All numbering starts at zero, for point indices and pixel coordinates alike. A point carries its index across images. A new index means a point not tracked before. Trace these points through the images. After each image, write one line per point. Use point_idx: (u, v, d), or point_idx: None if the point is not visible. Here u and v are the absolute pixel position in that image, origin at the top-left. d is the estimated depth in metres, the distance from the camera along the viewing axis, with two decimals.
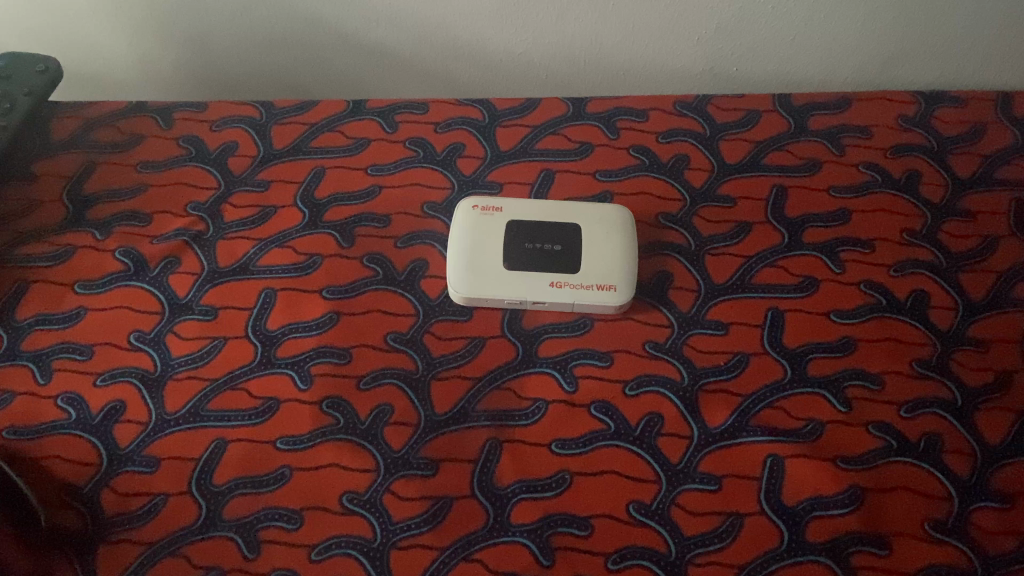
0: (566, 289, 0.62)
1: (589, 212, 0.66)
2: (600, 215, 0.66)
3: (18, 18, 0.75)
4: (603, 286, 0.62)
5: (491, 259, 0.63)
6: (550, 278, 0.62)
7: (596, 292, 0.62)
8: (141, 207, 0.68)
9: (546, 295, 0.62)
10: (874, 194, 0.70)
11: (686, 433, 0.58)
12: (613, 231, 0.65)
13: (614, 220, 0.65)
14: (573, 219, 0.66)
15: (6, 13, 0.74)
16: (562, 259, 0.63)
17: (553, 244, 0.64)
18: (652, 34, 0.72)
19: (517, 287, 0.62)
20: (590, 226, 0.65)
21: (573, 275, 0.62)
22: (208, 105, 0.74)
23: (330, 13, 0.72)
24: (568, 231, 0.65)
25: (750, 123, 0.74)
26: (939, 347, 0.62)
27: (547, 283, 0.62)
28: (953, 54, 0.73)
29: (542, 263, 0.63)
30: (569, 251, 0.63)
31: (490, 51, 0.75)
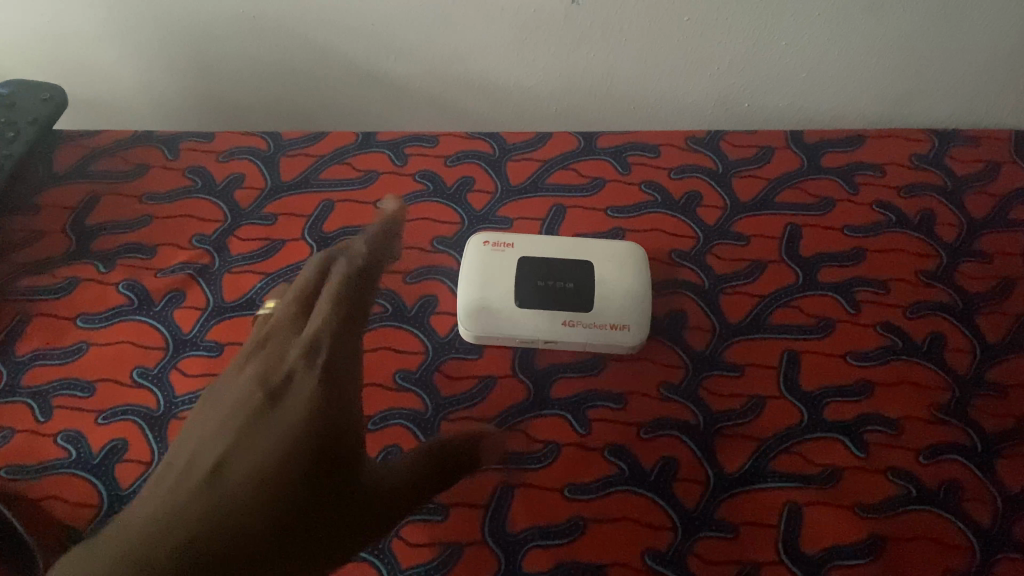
0: (579, 329, 0.61)
1: (602, 248, 0.65)
2: (613, 252, 0.65)
3: (24, 46, 0.74)
4: (617, 326, 0.61)
5: (503, 296, 0.62)
6: (563, 316, 0.61)
7: (609, 332, 0.61)
8: (147, 239, 0.67)
9: (559, 333, 0.61)
10: (889, 233, 0.69)
11: (702, 478, 0.57)
12: (627, 268, 0.63)
13: (627, 257, 0.64)
14: (587, 255, 0.64)
15: (12, 40, 0.73)
16: (575, 298, 0.62)
17: (566, 282, 0.63)
18: (665, 66, 0.71)
19: (529, 325, 0.61)
20: (603, 262, 0.64)
21: (587, 312, 0.61)
22: (215, 135, 0.72)
23: (340, 44, 0.71)
24: (580, 268, 0.64)
25: (764, 159, 0.73)
26: (957, 392, 0.61)
27: (560, 321, 0.61)
28: (968, 93, 0.73)
29: (555, 300, 0.62)
30: (583, 288, 0.62)
31: (501, 83, 0.74)
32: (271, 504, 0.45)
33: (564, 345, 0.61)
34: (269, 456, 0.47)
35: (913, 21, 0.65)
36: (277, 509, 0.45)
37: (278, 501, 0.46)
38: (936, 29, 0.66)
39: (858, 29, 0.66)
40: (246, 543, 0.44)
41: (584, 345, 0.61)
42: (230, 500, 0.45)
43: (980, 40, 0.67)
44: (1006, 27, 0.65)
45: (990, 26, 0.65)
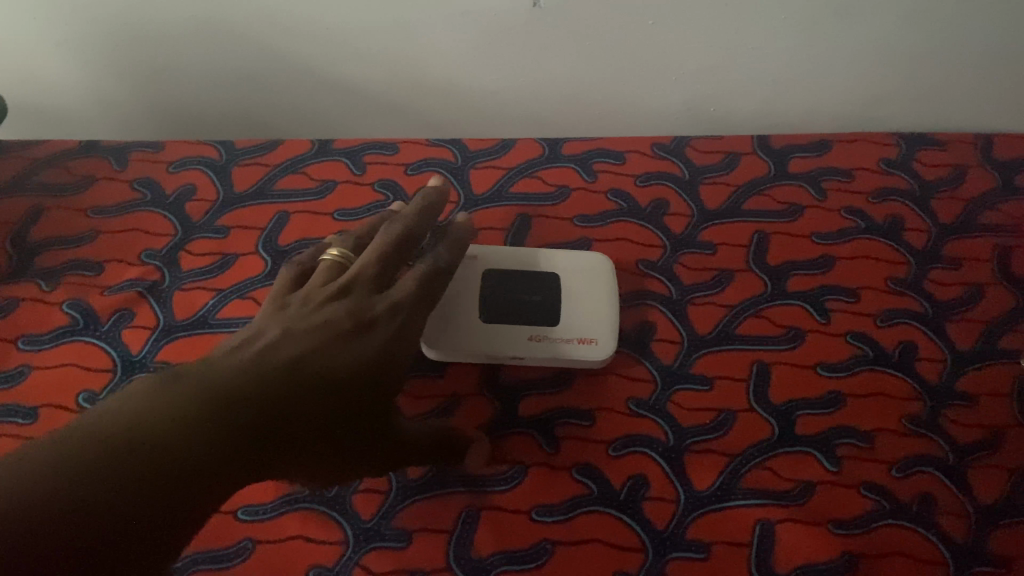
0: (545, 343, 0.59)
1: (567, 262, 0.63)
2: (579, 265, 0.63)
3: None
4: (584, 340, 0.59)
5: (466, 313, 0.60)
6: (528, 331, 0.59)
7: (576, 346, 0.59)
8: (92, 255, 0.64)
9: (525, 348, 0.59)
10: (858, 240, 0.68)
11: (673, 497, 0.56)
12: (594, 282, 0.62)
13: (594, 271, 0.63)
14: (551, 270, 0.63)
15: None
16: (541, 312, 0.60)
17: (531, 296, 0.61)
18: (631, 71, 0.70)
19: (494, 341, 0.59)
20: (569, 276, 0.62)
21: (553, 328, 0.59)
22: (166, 144, 0.69)
23: (295, 49, 0.69)
24: (545, 282, 0.62)
25: (730, 166, 0.72)
26: (929, 402, 0.60)
27: (526, 337, 0.59)
28: (935, 97, 0.72)
29: (520, 316, 0.60)
30: (548, 303, 0.61)
31: (463, 89, 0.72)
32: (339, 403, 0.45)
33: (529, 361, 0.59)
34: (356, 360, 0.46)
35: (880, 25, 0.64)
36: (340, 414, 0.45)
37: (346, 404, 0.45)
38: (903, 33, 0.65)
39: (825, 33, 0.65)
40: (305, 431, 0.43)
41: (550, 362, 0.59)
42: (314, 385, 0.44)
43: (947, 44, 0.66)
44: (972, 30, 0.65)
45: (957, 29, 0.64)
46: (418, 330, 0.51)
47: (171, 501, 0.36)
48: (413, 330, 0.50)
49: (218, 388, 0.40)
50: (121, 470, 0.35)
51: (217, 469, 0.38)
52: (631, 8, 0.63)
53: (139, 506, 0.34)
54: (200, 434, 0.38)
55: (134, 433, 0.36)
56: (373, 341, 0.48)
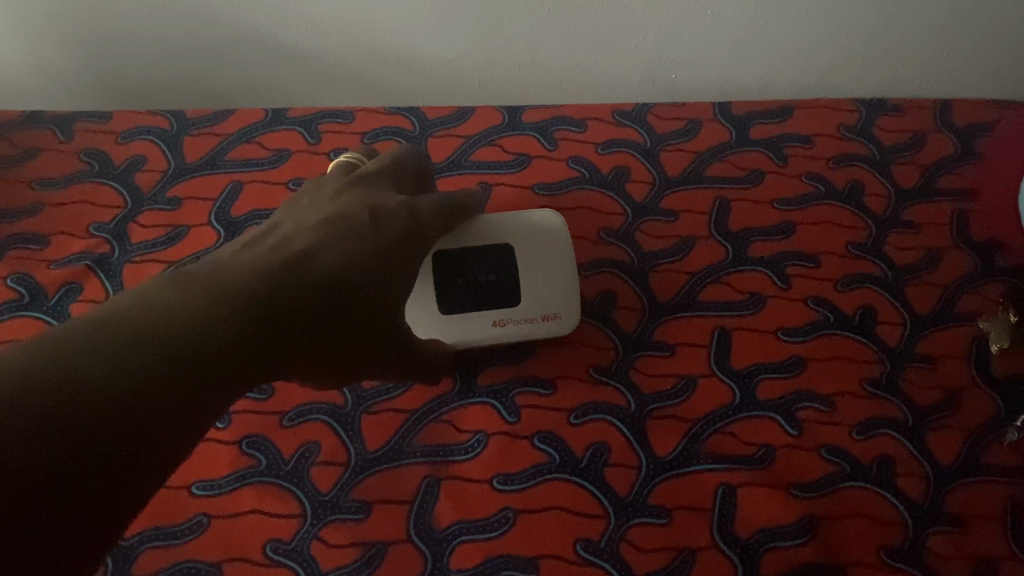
0: (511, 328, 0.57)
1: (515, 226, 0.59)
2: (529, 227, 0.59)
3: None
4: (548, 316, 0.57)
5: (427, 298, 0.56)
6: (492, 318, 0.57)
7: (541, 324, 0.57)
8: (37, 229, 0.62)
9: (491, 333, 0.57)
10: (819, 206, 0.68)
11: (635, 463, 0.55)
12: (551, 245, 0.59)
13: (545, 233, 0.59)
14: (502, 234, 0.58)
15: None
16: (500, 292, 0.57)
17: (487, 274, 0.57)
18: (591, 37, 0.69)
19: (463, 329, 0.57)
20: (524, 241, 0.58)
21: (517, 308, 0.57)
22: (114, 114, 0.67)
23: (244, 16, 0.67)
24: (498, 254, 0.58)
25: (692, 132, 0.71)
26: (888, 365, 0.60)
27: (491, 322, 0.57)
28: (894, 63, 0.72)
29: (483, 297, 0.57)
30: (508, 278, 0.57)
31: (419, 57, 0.71)
32: (343, 304, 0.43)
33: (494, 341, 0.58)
34: (353, 264, 0.45)
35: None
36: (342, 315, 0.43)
37: (348, 304, 0.44)
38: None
39: None
40: (324, 321, 0.42)
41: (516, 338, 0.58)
42: (311, 285, 0.42)
43: (905, 9, 0.66)
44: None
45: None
46: (427, 240, 0.52)
47: (194, 389, 0.33)
48: (420, 238, 0.51)
49: (225, 284, 0.38)
50: (159, 346, 0.33)
51: (232, 358, 0.35)
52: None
53: (157, 388, 0.31)
54: (216, 325, 0.35)
55: (151, 323, 0.33)
56: (372, 247, 0.47)
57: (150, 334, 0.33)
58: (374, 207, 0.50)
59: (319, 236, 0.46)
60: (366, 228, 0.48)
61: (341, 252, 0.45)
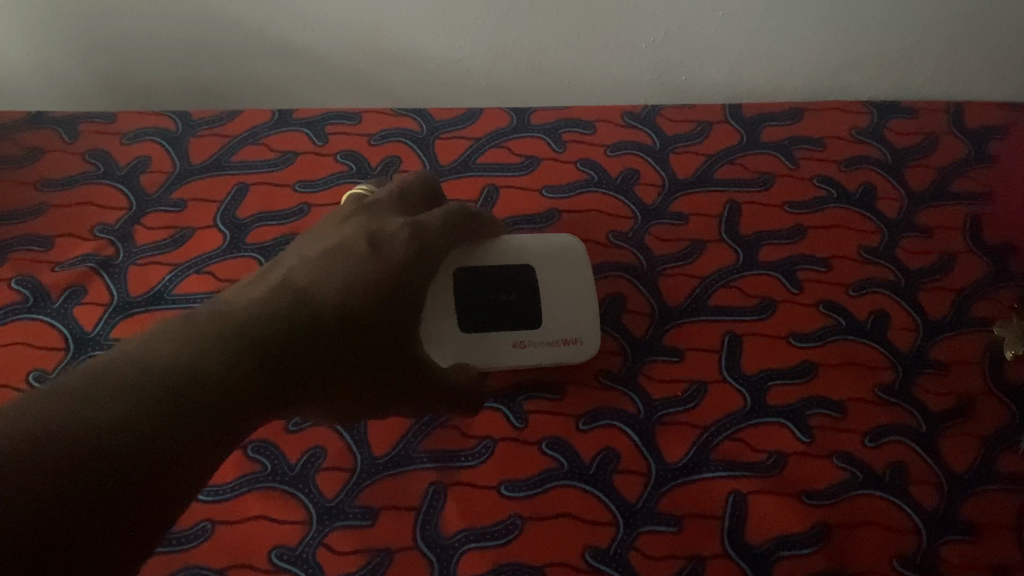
0: (531, 349, 0.55)
1: (536, 247, 0.58)
2: (550, 249, 0.58)
3: None
4: (568, 340, 0.56)
5: (446, 319, 0.54)
6: (513, 339, 0.55)
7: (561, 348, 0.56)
8: (42, 230, 0.61)
9: (511, 358, 0.55)
10: (830, 209, 0.67)
11: (643, 469, 0.55)
12: (571, 267, 0.58)
13: (566, 256, 0.58)
14: (524, 256, 0.58)
15: None
16: (520, 313, 0.56)
17: (508, 295, 0.56)
18: (599, 37, 0.68)
19: (482, 352, 0.54)
20: (544, 262, 0.58)
21: (536, 329, 0.56)
22: (118, 115, 0.66)
23: (249, 15, 0.66)
24: (519, 275, 0.57)
25: (702, 134, 0.70)
26: (900, 370, 0.59)
27: (511, 343, 0.55)
28: (906, 65, 0.71)
29: (502, 317, 0.55)
30: (527, 300, 0.56)
31: (426, 57, 0.70)
32: (346, 338, 0.44)
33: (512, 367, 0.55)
34: (354, 291, 0.45)
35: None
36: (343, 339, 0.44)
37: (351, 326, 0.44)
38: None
39: None
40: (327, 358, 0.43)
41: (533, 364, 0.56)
42: (307, 309, 0.42)
43: (917, 9, 0.65)
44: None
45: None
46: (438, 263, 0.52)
47: (197, 434, 0.34)
48: (430, 262, 0.51)
49: (232, 323, 0.39)
50: (165, 390, 0.33)
51: (235, 400, 0.36)
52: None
53: (156, 431, 0.32)
54: (220, 369, 0.36)
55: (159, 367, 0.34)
56: (376, 273, 0.47)
57: (158, 378, 0.34)
58: (383, 233, 0.50)
59: (325, 267, 0.46)
60: (372, 257, 0.48)
61: (343, 275, 0.45)
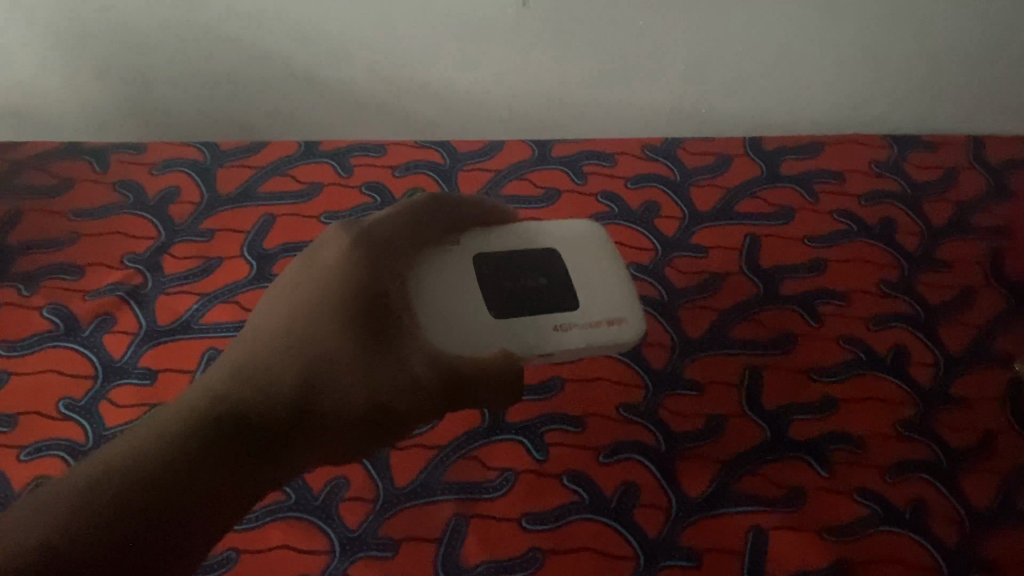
0: (575, 331, 0.50)
1: (556, 233, 0.55)
2: (571, 236, 0.55)
3: None
4: (612, 320, 0.51)
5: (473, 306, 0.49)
6: (553, 320, 0.50)
7: (606, 328, 0.51)
8: (73, 259, 0.63)
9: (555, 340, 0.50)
10: (850, 243, 0.67)
11: (664, 503, 0.55)
12: (597, 248, 0.55)
13: (588, 239, 0.55)
14: (544, 245, 0.54)
15: None
16: (553, 295, 0.51)
17: (536, 279, 0.52)
18: (619, 72, 0.69)
19: (523, 339, 0.49)
20: (568, 247, 0.54)
21: (574, 312, 0.51)
22: (148, 146, 0.68)
23: (277, 49, 0.68)
24: (545, 261, 0.53)
25: (721, 168, 0.71)
26: (921, 406, 0.59)
27: (551, 325, 0.50)
28: (925, 99, 0.71)
29: (535, 301, 0.51)
30: (560, 283, 0.52)
31: (451, 91, 0.72)
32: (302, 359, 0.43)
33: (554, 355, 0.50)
34: (296, 312, 0.44)
35: (867, 24, 0.64)
36: (335, 373, 0.43)
37: (336, 356, 0.43)
38: (890, 36, 0.65)
39: (814, 34, 0.65)
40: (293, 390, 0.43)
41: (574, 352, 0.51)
42: (281, 361, 0.43)
43: (933, 46, 0.66)
44: (960, 28, 0.64)
45: (943, 29, 0.64)
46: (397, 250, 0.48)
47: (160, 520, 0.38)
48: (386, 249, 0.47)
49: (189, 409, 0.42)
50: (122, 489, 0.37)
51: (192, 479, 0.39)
52: (616, 7, 0.63)
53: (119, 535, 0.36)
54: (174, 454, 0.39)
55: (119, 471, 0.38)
56: (311, 284, 0.45)
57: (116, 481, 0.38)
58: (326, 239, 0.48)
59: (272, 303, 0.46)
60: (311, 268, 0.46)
61: (315, 308, 0.44)
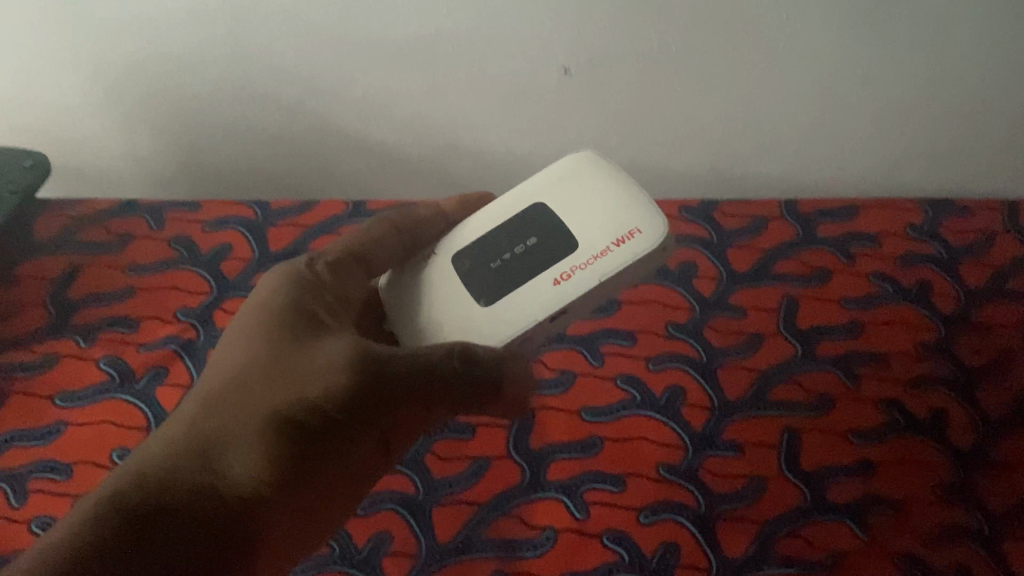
0: (580, 273, 0.50)
1: (541, 182, 0.55)
2: (558, 177, 0.55)
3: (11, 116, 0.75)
4: (620, 239, 0.50)
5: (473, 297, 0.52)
6: (554, 273, 0.50)
7: (612, 252, 0.50)
8: (129, 312, 0.65)
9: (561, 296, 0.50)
10: (887, 306, 0.68)
11: (705, 565, 0.55)
12: (589, 178, 0.54)
13: (577, 174, 0.54)
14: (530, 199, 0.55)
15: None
16: (550, 245, 0.52)
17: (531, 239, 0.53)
18: (657, 136, 0.71)
19: (529, 305, 0.50)
20: (558, 194, 0.54)
21: (574, 251, 0.51)
22: (203, 204, 0.71)
23: (326, 112, 0.72)
24: (537, 214, 0.54)
25: (758, 230, 0.73)
26: (961, 469, 0.59)
27: (551, 283, 0.50)
28: (959, 162, 0.72)
29: (529, 264, 0.51)
30: (551, 227, 0.52)
31: (492, 151, 0.74)
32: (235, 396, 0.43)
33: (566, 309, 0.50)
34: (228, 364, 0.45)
35: (902, 91, 0.66)
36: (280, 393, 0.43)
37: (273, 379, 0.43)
38: (923, 100, 0.67)
39: (848, 97, 0.67)
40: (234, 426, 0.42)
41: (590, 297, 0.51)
42: (230, 395, 0.43)
43: (965, 112, 0.67)
44: (995, 95, 0.65)
45: (977, 99, 0.66)
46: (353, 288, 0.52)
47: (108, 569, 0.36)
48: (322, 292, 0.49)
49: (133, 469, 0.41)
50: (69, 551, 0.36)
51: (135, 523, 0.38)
52: (656, 73, 0.66)
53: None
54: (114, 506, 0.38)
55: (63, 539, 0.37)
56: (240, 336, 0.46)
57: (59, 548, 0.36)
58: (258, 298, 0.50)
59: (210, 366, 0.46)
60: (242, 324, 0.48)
61: (250, 343, 0.45)
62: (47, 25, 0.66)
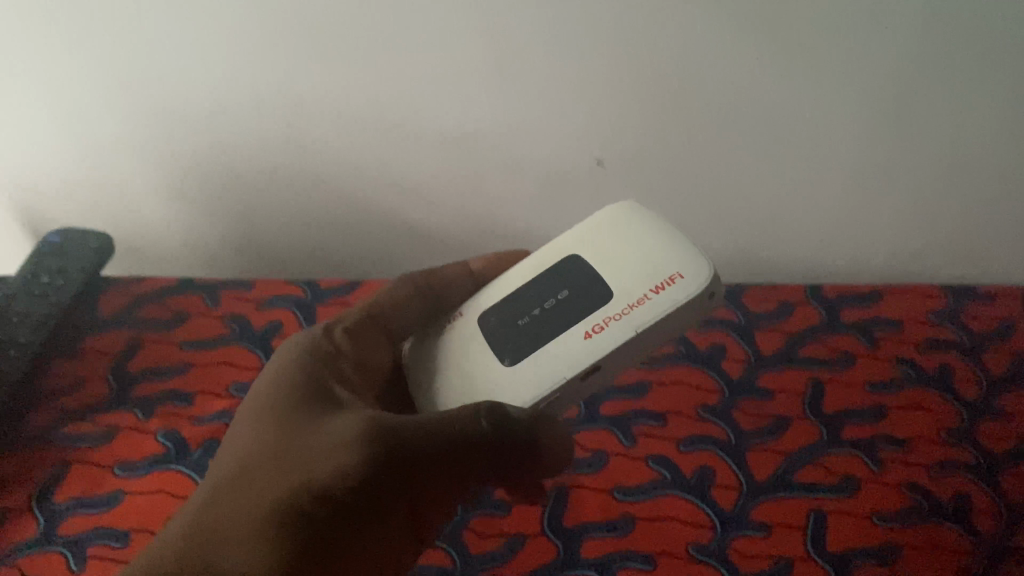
0: (614, 324, 0.50)
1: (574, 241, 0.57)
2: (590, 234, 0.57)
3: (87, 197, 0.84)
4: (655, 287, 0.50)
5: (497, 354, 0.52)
6: (586, 325, 0.50)
7: (648, 299, 0.50)
8: (185, 387, 0.69)
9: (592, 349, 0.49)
10: (910, 391, 0.70)
11: None
12: (623, 230, 0.55)
13: (611, 224, 0.56)
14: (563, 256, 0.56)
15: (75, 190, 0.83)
16: (581, 300, 0.52)
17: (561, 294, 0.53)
18: (686, 222, 0.79)
19: (563, 358, 0.50)
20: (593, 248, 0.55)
21: (607, 302, 0.51)
22: (256, 283, 0.76)
23: (377, 197, 0.81)
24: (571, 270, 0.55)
25: (786, 313, 0.77)
26: (987, 556, 0.58)
27: (583, 336, 0.50)
28: (972, 249, 0.78)
29: (558, 317, 0.52)
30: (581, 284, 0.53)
31: (530, 236, 0.82)
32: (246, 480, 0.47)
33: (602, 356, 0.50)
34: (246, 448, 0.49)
35: (909, 173, 0.72)
36: (293, 473, 0.46)
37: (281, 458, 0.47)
38: (938, 186, 0.73)
39: (870, 187, 0.73)
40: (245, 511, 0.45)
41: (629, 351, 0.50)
42: (241, 483, 0.46)
43: (972, 198, 0.73)
44: (1002, 180, 0.72)
45: (980, 179, 0.72)
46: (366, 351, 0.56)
47: None
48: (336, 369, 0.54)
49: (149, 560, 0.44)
50: None
51: None
52: (679, 159, 0.73)
53: None
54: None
55: None
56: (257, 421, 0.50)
57: None
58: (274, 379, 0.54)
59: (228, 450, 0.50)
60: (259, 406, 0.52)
61: (268, 429, 0.49)
62: (139, 113, 0.75)
